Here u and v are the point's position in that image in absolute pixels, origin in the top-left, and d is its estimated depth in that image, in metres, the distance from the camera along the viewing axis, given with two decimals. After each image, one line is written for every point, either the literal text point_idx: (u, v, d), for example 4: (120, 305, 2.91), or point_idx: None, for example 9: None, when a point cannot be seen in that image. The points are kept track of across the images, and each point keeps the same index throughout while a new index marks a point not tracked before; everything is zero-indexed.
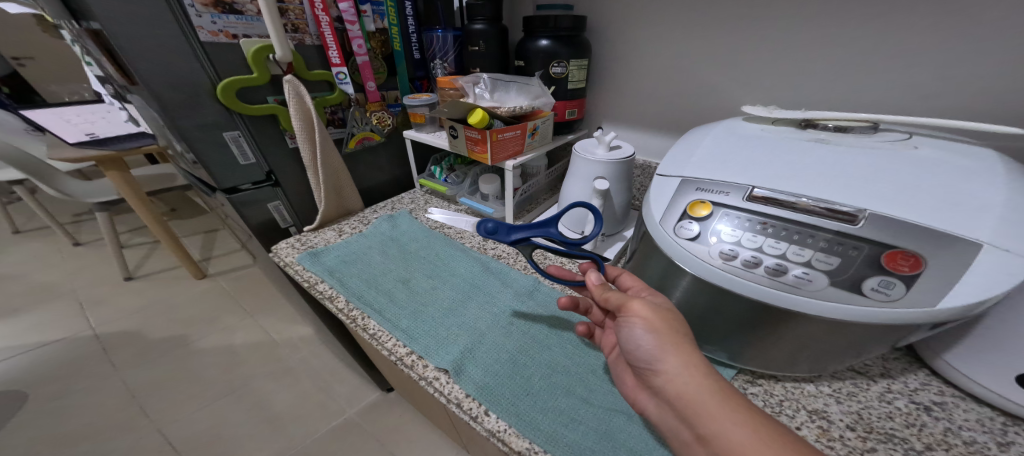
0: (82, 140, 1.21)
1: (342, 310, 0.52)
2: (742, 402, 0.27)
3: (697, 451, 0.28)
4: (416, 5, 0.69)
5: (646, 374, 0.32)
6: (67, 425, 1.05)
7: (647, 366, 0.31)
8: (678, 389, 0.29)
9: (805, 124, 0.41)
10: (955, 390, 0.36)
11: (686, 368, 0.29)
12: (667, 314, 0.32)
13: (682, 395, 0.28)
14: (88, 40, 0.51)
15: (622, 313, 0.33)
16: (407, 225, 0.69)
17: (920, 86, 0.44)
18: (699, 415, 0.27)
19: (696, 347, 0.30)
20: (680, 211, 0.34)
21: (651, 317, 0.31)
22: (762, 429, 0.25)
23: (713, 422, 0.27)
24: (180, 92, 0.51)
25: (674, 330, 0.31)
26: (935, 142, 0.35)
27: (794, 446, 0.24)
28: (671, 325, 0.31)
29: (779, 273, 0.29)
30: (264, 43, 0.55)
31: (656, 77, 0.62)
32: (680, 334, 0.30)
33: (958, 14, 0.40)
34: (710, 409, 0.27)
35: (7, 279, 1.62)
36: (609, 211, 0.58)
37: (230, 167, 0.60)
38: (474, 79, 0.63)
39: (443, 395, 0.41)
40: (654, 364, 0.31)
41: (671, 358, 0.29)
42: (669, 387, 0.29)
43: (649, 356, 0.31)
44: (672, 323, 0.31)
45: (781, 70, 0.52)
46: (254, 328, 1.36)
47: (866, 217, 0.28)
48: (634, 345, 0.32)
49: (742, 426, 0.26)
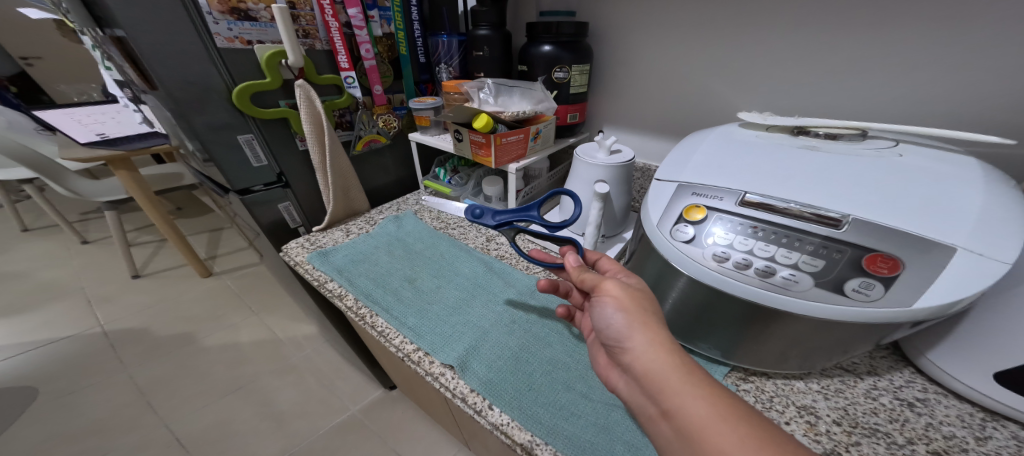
0: (93, 140, 1.24)
1: (351, 308, 0.54)
2: (704, 378, 0.27)
3: (660, 428, 0.27)
4: (422, 10, 0.71)
5: (615, 352, 0.32)
6: (79, 419, 1.08)
7: (616, 343, 0.32)
8: (643, 364, 0.29)
9: (798, 131, 0.42)
10: (938, 387, 0.37)
11: (651, 345, 0.29)
12: (638, 295, 0.33)
13: (646, 370, 0.28)
14: (111, 46, 0.53)
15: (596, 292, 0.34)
16: (412, 226, 0.71)
17: (911, 94, 0.45)
18: (662, 389, 0.27)
19: (662, 324, 0.30)
20: (675, 214, 0.36)
21: (621, 296, 0.33)
22: (721, 402, 0.25)
23: (674, 394, 0.26)
24: (197, 96, 0.53)
25: (642, 308, 0.31)
26: (921, 149, 0.36)
27: (751, 420, 0.24)
28: (640, 304, 0.32)
29: (769, 274, 0.31)
30: (277, 49, 0.57)
31: (656, 82, 0.64)
32: (648, 313, 0.31)
33: (947, 25, 0.41)
34: (672, 384, 0.27)
35: (18, 276, 1.65)
36: (609, 213, 0.59)
37: (243, 169, 0.62)
38: (479, 85, 0.65)
39: (449, 390, 0.42)
40: (622, 341, 0.31)
41: (638, 335, 0.30)
42: (634, 363, 0.30)
43: (617, 333, 0.31)
44: (642, 303, 0.32)
45: (776, 76, 0.53)
46: (259, 326, 1.38)
47: (850, 222, 0.30)
48: (604, 324, 0.33)
49: (701, 397, 0.26)
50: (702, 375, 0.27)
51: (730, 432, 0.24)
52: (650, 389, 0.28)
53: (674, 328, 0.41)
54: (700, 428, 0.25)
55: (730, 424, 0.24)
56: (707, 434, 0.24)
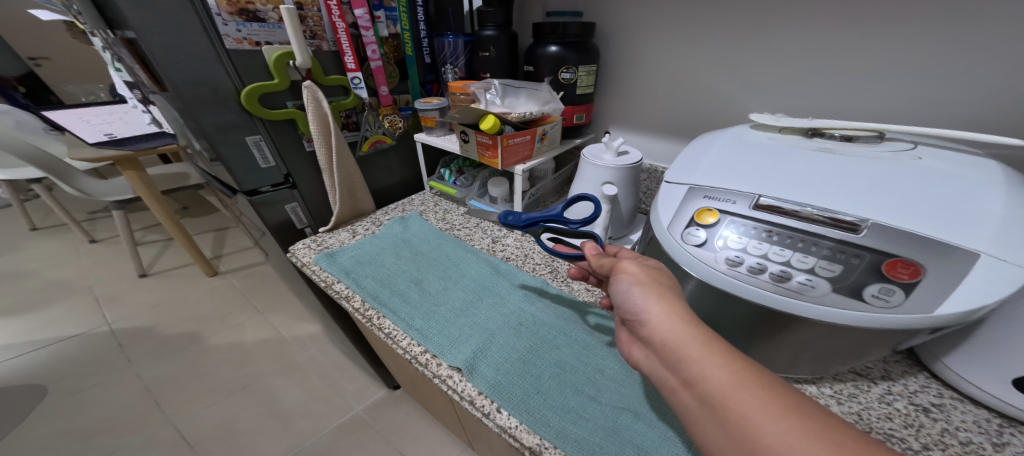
0: (101, 140, 1.25)
1: (358, 310, 0.54)
2: (725, 348, 0.27)
3: (682, 399, 0.27)
4: (428, 10, 0.71)
5: (633, 327, 0.32)
6: (88, 417, 1.09)
7: (633, 318, 0.32)
8: (661, 335, 0.29)
9: (811, 133, 0.42)
10: (954, 393, 0.37)
11: (670, 316, 0.29)
12: (655, 272, 0.33)
13: (665, 342, 0.28)
14: (121, 48, 0.53)
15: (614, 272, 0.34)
16: (418, 227, 0.71)
17: (926, 94, 0.45)
18: (683, 359, 0.27)
19: (680, 298, 0.30)
20: (687, 218, 0.35)
21: (639, 272, 0.33)
22: (743, 370, 0.25)
23: (695, 364, 0.26)
24: (206, 97, 0.53)
25: (660, 283, 0.32)
26: (939, 152, 0.35)
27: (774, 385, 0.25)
28: (658, 279, 0.32)
29: (784, 279, 0.30)
30: (285, 50, 0.57)
31: (664, 82, 0.63)
32: (666, 287, 0.31)
33: (964, 24, 0.41)
34: (694, 353, 0.27)
35: (27, 275, 1.67)
36: (616, 214, 0.59)
37: (251, 170, 0.62)
38: (485, 85, 0.65)
39: (457, 393, 0.42)
40: (640, 315, 0.31)
41: (656, 307, 0.30)
42: (653, 335, 0.29)
43: (634, 307, 0.31)
44: (660, 278, 0.32)
45: (787, 76, 0.52)
46: (264, 325, 1.39)
47: (868, 226, 0.29)
48: (621, 300, 0.33)
49: (724, 366, 0.25)
50: (722, 346, 0.27)
51: (754, 398, 0.24)
52: (669, 359, 0.28)
53: None
54: (724, 395, 0.24)
55: (753, 391, 0.24)
56: (731, 400, 0.24)
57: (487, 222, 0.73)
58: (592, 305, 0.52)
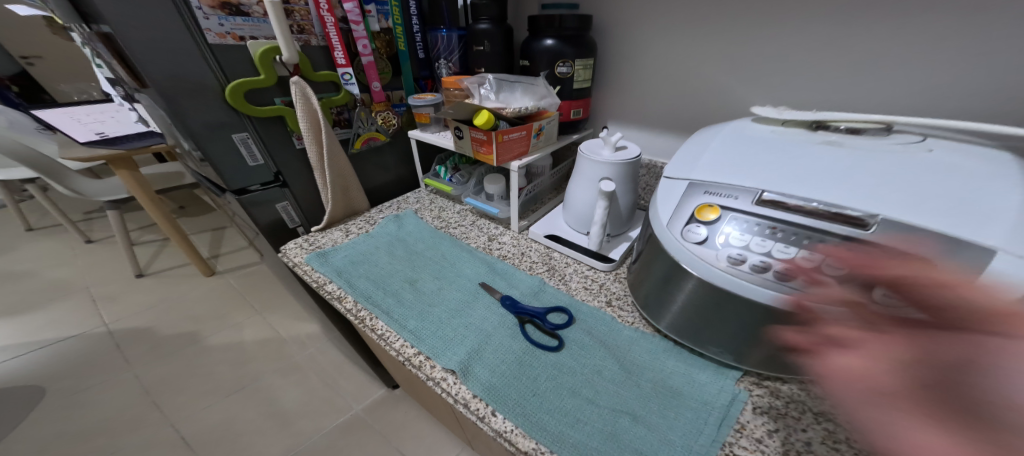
0: (93, 139, 1.23)
1: (351, 311, 0.52)
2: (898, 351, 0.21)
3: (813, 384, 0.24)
4: (421, 4, 0.69)
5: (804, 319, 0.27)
6: (83, 419, 1.07)
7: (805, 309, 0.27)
8: (825, 326, 0.24)
9: (816, 125, 0.40)
10: None
11: (844, 312, 0.24)
12: (855, 264, 0.26)
13: (824, 332, 0.24)
14: (99, 43, 0.52)
15: (802, 260, 0.29)
16: (413, 225, 0.69)
17: (933, 86, 0.43)
18: (833, 349, 0.23)
19: (874, 291, 0.24)
20: (687, 214, 0.35)
21: (842, 261, 0.26)
22: (912, 377, 0.20)
23: (849, 354, 0.22)
24: (190, 93, 0.52)
25: (858, 276, 0.25)
26: (950, 143, 0.34)
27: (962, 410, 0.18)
28: (856, 272, 0.25)
29: (788, 277, 0.29)
30: (271, 45, 0.55)
31: (662, 75, 0.62)
32: (863, 282, 0.25)
33: (974, 13, 0.39)
34: (852, 348, 0.23)
35: (22, 275, 1.65)
36: (614, 211, 0.58)
37: (239, 168, 0.61)
38: (479, 80, 0.63)
39: (451, 396, 0.41)
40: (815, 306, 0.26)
41: (836, 302, 0.25)
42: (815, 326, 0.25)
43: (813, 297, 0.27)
44: (859, 271, 0.25)
45: (789, 68, 0.51)
46: (262, 325, 1.37)
47: (877, 222, 0.28)
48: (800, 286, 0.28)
49: (883, 368, 0.21)
50: (897, 347, 0.21)
51: (912, 408, 0.19)
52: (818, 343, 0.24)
53: (684, 331, 0.39)
54: (866, 391, 0.21)
55: (918, 402, 0.19)
56: (877, 399, 0.20)
57: (483, 220, 0.72)
58: (590, 304, 0.51)
